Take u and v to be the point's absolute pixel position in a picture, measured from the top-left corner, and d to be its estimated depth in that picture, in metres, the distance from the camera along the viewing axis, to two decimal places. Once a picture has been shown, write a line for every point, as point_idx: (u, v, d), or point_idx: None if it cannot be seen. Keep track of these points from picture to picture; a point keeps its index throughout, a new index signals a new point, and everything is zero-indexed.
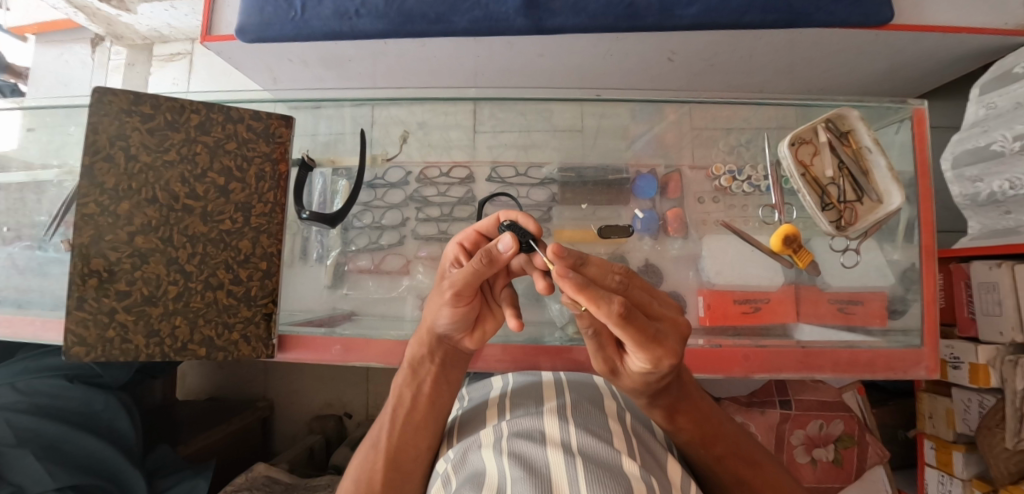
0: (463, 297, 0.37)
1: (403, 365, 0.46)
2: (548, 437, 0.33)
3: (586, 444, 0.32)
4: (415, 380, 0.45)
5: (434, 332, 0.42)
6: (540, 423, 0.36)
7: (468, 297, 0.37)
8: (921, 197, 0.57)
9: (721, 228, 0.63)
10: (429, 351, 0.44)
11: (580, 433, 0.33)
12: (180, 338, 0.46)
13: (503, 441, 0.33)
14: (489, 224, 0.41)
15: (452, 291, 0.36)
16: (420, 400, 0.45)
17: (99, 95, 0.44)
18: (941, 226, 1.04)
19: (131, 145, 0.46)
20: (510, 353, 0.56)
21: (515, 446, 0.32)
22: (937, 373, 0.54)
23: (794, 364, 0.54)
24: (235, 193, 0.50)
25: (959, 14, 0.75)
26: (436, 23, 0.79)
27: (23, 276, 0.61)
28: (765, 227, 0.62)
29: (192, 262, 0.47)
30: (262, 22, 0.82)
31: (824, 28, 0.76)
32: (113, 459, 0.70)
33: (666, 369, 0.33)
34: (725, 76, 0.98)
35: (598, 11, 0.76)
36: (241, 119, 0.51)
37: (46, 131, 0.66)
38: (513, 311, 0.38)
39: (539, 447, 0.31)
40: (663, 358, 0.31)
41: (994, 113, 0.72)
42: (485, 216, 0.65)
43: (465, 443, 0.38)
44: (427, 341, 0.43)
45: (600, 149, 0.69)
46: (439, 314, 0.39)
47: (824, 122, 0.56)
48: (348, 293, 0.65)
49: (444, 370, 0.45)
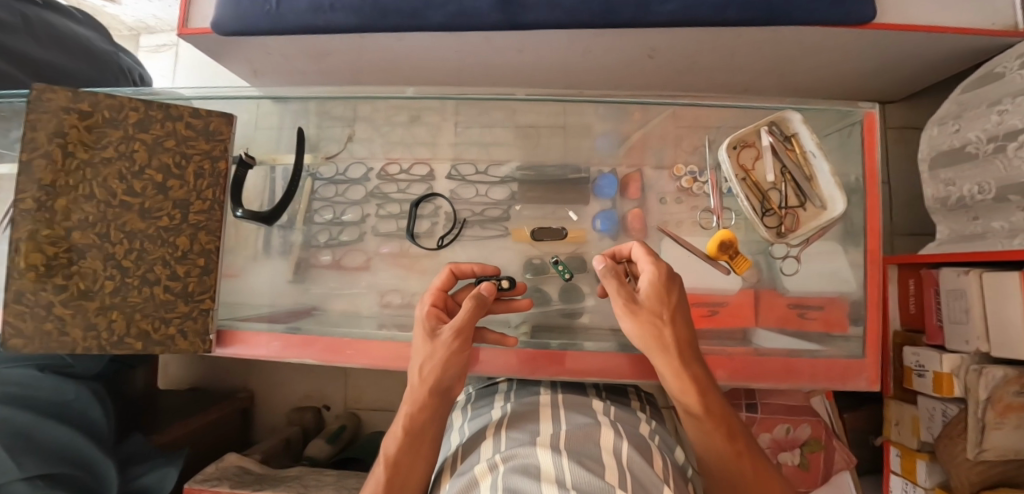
0: (467, 339, 0.46)
1: (398, 430, 0.44)
2: (543, 472, 0.33)
3: (581, 480, 0.31)
4: (413, 447, 0.43)
5: (438, 390, 0.45)
6: (535, 456, 0.35)
7: (468, 341, 0.46)
8: (864, 200, 0.55)
9: (659, 235, 0.62)
10: (428, 411, 0.44)
11: (574, 467, 0.33)
12: (117, 331, 0.45)
13: (499, 479, 0.33)
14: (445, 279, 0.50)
15: (455, 333, 0.44)
16: (417, 463, 0.43)
17: (37, 92, 0.44)
18: (910, 230, 1.07)
19: (68, 142, 0.44)
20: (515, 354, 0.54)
21: (510, 483, 0.32)
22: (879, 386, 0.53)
23: (725, 375, 0.53)
24: (174, 190, 0.48)
25: (947, 14, 0.74)
26: (410, 18, 0.79)
27: None
28: (703, 232, 0.61)
29: (130, 258, 0.46)
30: (238, 16, 0.82)
31: (803, 26, 0.74)
32: (87, 450, 0.73)
33: (661, 308, 0.43)
34: (708, 73, 0.96)
35: (573, 6, 0.75)
36: (180, 117, 0.48)
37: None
38: (495, 335, 0.53)
39: (531, 483, 0.31)
40: (661, 285, 0.44)
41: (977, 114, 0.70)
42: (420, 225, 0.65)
43: (463, 481, 0.37)
44: (433, 398, 0.45)
45: (565, 148, 0.67)
46: (451, 366, 0.45)
47: (766, 124, 0.55)
48: (309, 288, 0.65)
49: (438, 425, 0.46)
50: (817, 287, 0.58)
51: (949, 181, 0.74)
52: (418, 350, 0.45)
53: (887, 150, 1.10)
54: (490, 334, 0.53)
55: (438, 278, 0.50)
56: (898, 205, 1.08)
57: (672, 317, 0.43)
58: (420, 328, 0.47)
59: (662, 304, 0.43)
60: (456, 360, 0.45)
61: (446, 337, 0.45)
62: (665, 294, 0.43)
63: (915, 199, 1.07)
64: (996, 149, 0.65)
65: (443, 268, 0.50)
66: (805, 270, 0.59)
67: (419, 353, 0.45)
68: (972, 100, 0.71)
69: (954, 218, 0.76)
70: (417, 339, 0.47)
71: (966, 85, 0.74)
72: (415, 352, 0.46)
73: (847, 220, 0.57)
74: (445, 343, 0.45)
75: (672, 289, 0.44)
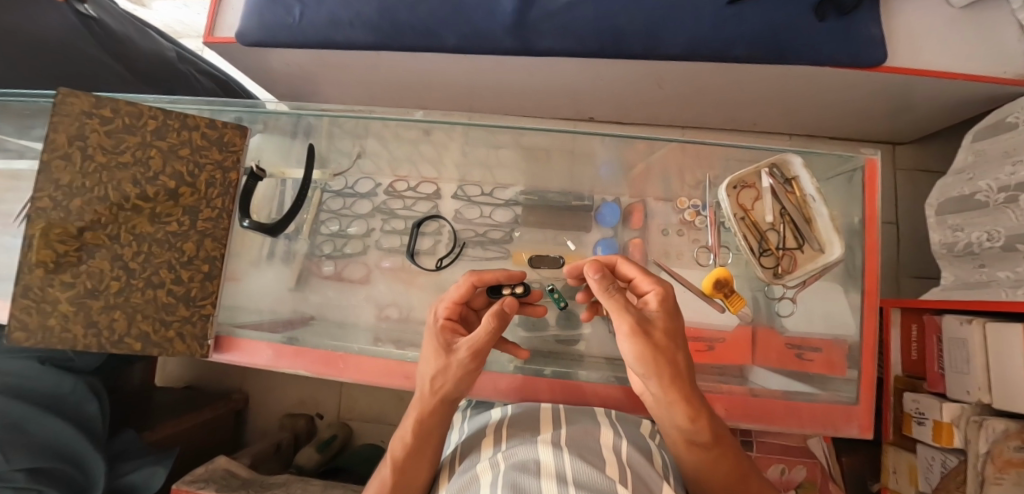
0: (485, 359, 0.41)
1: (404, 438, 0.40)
2: (544, 468, 0.31)
3: (582, 475, 0.30)
4: (420, 456, 0.40)
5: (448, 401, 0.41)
6: (536, 453, 0.34)
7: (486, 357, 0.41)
8: (862, 241, 0.55)
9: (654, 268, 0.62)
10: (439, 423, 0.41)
11: (576, 462, 0.32)
12: (117, 331, 0.45)
13: (500, 476, 0.31)
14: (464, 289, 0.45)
15: (471, 350, 0.39)
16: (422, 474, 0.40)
17: (61, 96, 0.45)
18: (917, 272, 1.06)
19: (88, 145, 0.46)
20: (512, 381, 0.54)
21: (511, 478, 0.30)
22: (871, 433, 0.52)
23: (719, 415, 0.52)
24: (185, 197, 0.49)
25: (958, 60, 0.75)
26: (426, 37, 0.81)
27: None
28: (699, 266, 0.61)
29: (136, 260, 0.47)
30: (262, 28, 0.85)
31: (813, 65, 0.76)
32: (78, 443, 0.73)
33: (669, 333, 0.38)
34: (716, 105, 0.98)
35: (585, 34, 0.77)
36: (197, 127, 0.50)
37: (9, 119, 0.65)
38: (514, 348, 0.52)
39: (532, 479, 0.30)
40: (668, 308, 0.38)
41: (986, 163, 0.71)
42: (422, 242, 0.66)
43: (461, 481, 0.35)
44: (441, 408, 0.41)
45: (569, 174, 0.68)
46: (464, 381, 0.41)
47: (767, 166, 0.55)
48: (309, 296, 0.65)
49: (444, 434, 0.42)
50: (819, 325, 0.57)
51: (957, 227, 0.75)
52: (426, 361, 0.41)
53: (895, 191, 1.10)
54: (509, 345, 0.52)
55: (456, 286, 0.45)
56: (904, 247, 1.08)
57: (681, 338, 0.38)
58: (433, 339, 0.42)
59: (671, 332, 0.38)
60: (470, 375, 0.41)
61: (463, 355, 0.40)
62: (673, 320, 0.38)
63: (921, 242, 1.07)
64: (1006, 200, 0.65)
65: (465, 277, 0.44)
66: (800, 312, 0.58)
67: (428, 365, 0.41)
68: (989, 151, 0.72)
69: (960, 264, 0.76)
70: (426, 351, 0.42)
71: (977, 132, 0.75)
72: (424, 359, 0.42)
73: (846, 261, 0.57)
74: (459, 360, 0.40)
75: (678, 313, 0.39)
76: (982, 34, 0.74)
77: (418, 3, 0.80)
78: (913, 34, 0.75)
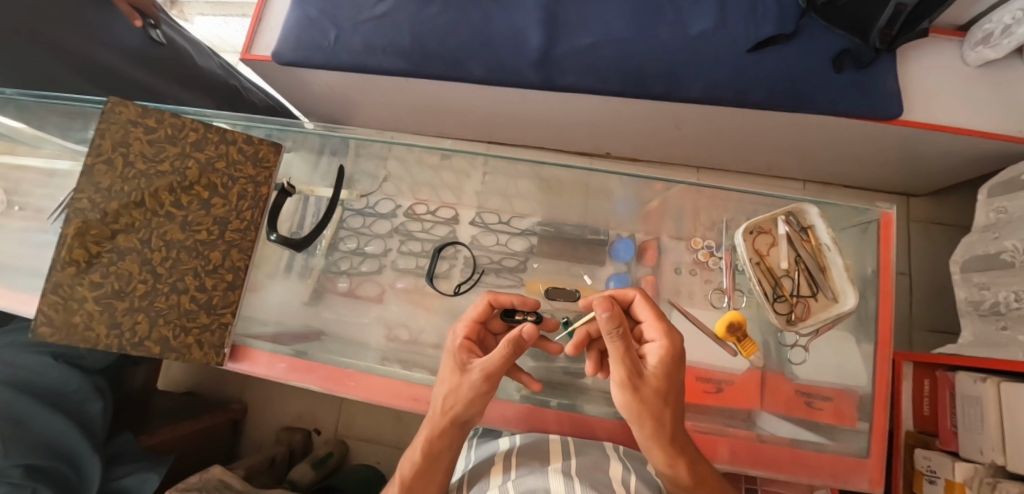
0: (499, 382, 0.39)
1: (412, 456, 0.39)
2: None
3: None
4: (426, 476, 0.39)
5: (457, 422, 0.39)
6: (547, 483, 0.34)
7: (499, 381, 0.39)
8: (876, 294, 0.56)
9: (668, 307, 0.62)
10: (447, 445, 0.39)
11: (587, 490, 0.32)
12: (139, 333, 0.46)
13: None
14: (481, 309, 0.44)
15: (483, 373, 0.37)
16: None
17: (110, 105, 0.49)
18: (930, 325, 1.05)
19: (131, 153, 0.49)
20: (519, 410, 0.54)
21: None
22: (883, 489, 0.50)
23: (724, 457, 0.52)
24: (217, 207, 0.51)
25: (969, 118, 0.78)
26: (454, 68, 0.86)
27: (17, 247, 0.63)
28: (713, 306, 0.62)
29: (164, 265, 0.48)
30: (298, 49, 0.90)
31: (829, 116, 0.78)
32: (74, 440, 0.73)
33: (665, 384, 0.36)
34: (730, 148, 1.00)
35: (607, 75, 0.80)
36: (234, 141, 0.53)
37: (55, 124, 0.70)
38: (527, 376, 0.49)
39: None
40: (670, 358, 0.37)
41: (1007, 220, 0.76)
42: (442, 265, 0.67)
43: None
44: (452, 430, 0.39)
45: (585, 209, 0.70)
46: (476, 404, 0.39)
47: (784, 213, 0.57)
48: (322, 312, 0.66)
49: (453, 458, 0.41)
50: (832, 375, 0.57)
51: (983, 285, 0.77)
52: (439, 382, 0.40)
53: (906, 243, 1.10)
54: (524, 375, 0.50)
55: (474, 307, 0.44)
56: (916, 299, 1.07)
57: (673, 390, 0.37)
58: (449, 361, 0.41)
59: (666, 382, 0.36)
60: (481, 399, 0.39)
61: (476, 376, 0.38)
62: (673, 371, 0.37)
63: (932, 294, 1.07)
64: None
65: (481, 296, 0.44)
66: (812, 362, 0.58)
67: (442, 385, 0.40)
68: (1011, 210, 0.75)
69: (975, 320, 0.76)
70: (442, 369, 0.42)
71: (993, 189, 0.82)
72: (439, 379, 0.41)
73: (860, 310, 0.57)
74: (470, 382, 0.38)
75: (680, 363, 0.37)
76: (991, 96, 0.77)
77: (449, 36, 0.86)
78: (923, 93, 0.79)
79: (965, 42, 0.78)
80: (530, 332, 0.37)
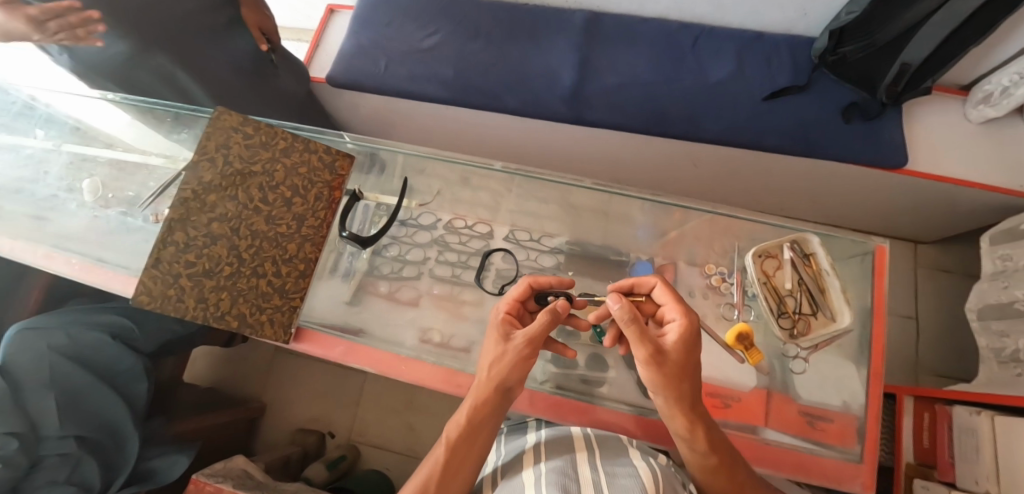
0: (537, 350, 0.48)
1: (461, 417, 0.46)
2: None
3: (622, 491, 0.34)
4: (472, 437, 0.45)
5: (501, 389, 0.46)
6: (575, 481, 0.39)
7: (537, 349, 0.48)
8: (870, 320, 0.60)
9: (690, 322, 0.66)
10: (490, 409, 0.46)
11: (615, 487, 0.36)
12: (222, 308, 0.53)
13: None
14: (521, 291, 0.54)
15: (525, 338, 0.47)
16: (472, 452, 0.45)
17: (219, 114, 0.59)
18: (941, 370, 1.06)
19: (230, 153, 0.58)
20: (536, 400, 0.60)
21: None
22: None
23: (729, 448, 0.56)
24: (297, 205, 0.59)
25: (969, 171, 0.84)
26: (493, 100, 0.96)
27: (122, 236, 0.77)
28: (723, 321, 0.67)
29: (248, 252, 0.56)
30: (354, 77, 1.02)
31: (838, 162, 0.85)
32: (116, 417, 0.79)
33: (681, 354, 0.43)
34: (745, 188, 1.06)
35: (631, 114, 0.90)
36: (316, 151, 0.62)
37: (161, 126, 0.84)
38: (559, 346, 0.59)
39: None
40: (686, 333, 0.44)
41: (1014, 268, 0.82)
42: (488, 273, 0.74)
43: None
44: (496, 399, 0.46)
45: (607, 232, 0.77)
46: (517, 371, 0.47)
47: (788, 241, 0.65)
48: (360, 311, 0.72)
49: (494, 424, 0.47)
50: (844, 399, 0.59)
51: (1004, 332, 0.80)
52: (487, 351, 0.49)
53: (912, 287, 1.14)
54: (557, 345, 0.59)
55: (515, 289, 0.54)
56: (924, 342, 1.09)
57: (689, 362, 0.43)
58: (494, 333, 0.50)
59: (682, 354, 0.43)
60: (522, 366, 0.47)
61: (518, 342, 0.47)
62: (688, 345, 0.43)
63: (941, 339, 1.09)
64: None
65: (521, 279, 0.54)
66: (813, 372, 0.62)
67: (489, 355, 0.48)
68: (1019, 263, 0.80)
69: None
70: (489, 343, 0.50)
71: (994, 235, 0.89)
72: (485, 352, 0.49)
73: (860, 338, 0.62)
74: (515, 347, 0.47)
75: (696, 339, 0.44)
76: (987, 152, 0.84)
77: (489, 72, 0.97)
78: (924, 145, 0.86)
79: (967, 101, 0.87)
80: (561, 306, 0.48)
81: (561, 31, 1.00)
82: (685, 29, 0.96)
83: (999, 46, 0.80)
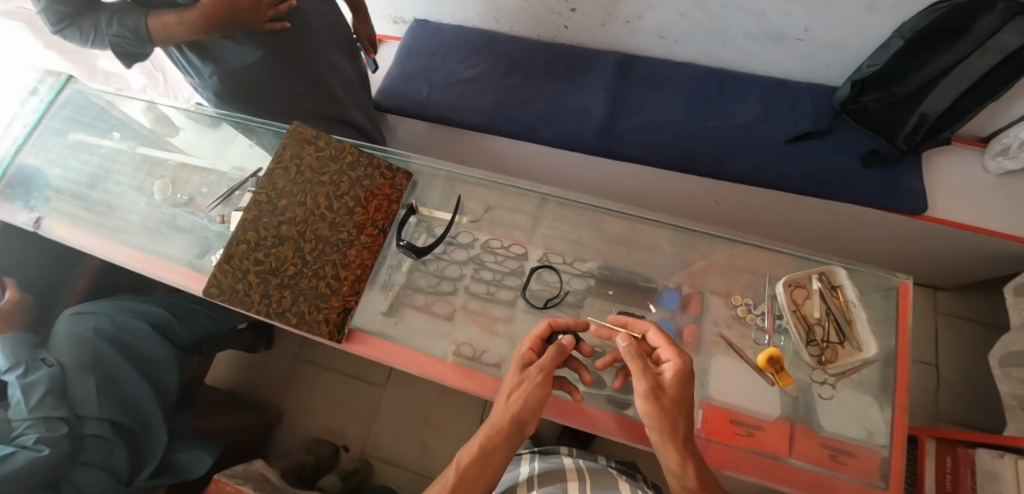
0: (551, 379, 0.52)
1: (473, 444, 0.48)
2: None
3: None
4: (481, 464, 0.47)
5: (514, 418, 0.48)
6: None
7: (548, 380, 0.52)
8: (895, 358, 0.62)
9: (722, 344, 0.69)
10: (501, 437, 0.48)
11: None
12: (283, 304, 0.57)
13: None
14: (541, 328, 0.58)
15: (538, 368, 0.52)
16: (481, 478, 0.46)
17: (295, 129, 0.67)
18: (970, 421, 1.03)
19: (303, 163, 0.65)
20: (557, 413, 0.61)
21: None
22: None
23: (756, 469, 0.55)
24: (359, 214, 0.65)
25: (989, 220, 0.86)
26: (528, 130, 1.03)
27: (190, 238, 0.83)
28: (756, 348, 0.68)
29: (312, 254, 0.61)
30: (400, 104, 1.11)
31: (857, 205, 0.88)
32: (146, 405, 0.81)
33: (675, 390, 0.46)
34: (769, 227, 1.08)
35: (657, 149, 0.95)
36: (379, 166, 0.69)
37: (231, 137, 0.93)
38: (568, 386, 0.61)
39: None
40: (677, 371, 0.48)
41: None
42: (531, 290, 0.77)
43: None
44: (510, 428, 0.48)
45: (635, 260, 0.80)
46: (531, 399, 0.50)
47: (816, 272, 0.69)
48: (397, 322, 0.75)
49: (506, 453, 0.48)
50: (868, 436, 0.59)
51: None
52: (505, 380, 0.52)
53: (934, 334, 1.14)
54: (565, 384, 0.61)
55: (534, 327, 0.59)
56: (949, 390, 1.07)
57: (683, 400, 0.46)
58: (513, 366, 0.54)
59: (676, 391, 0.46)
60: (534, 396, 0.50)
61: (533, 372, 0.52)
62: (681, 383, 0.47)
63: (967, 388, 1.07)
64: None
65: (542, 318, 0.59)
66: (841, 400, 0.62)
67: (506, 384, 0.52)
68: None
69: None
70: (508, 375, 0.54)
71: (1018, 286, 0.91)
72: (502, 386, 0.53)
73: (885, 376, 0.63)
74: (529, 376, 0.51)
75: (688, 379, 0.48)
76: (1006, 203, 0.87)
77: (526, 106, 1.05)
78: (944, 193, 0.89)
79: (987, 152, 0.90)
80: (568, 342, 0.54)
81: (595, 71, 1.08)
82: (712, 75, 1.03)
83: (1013, 105, 0.85)
